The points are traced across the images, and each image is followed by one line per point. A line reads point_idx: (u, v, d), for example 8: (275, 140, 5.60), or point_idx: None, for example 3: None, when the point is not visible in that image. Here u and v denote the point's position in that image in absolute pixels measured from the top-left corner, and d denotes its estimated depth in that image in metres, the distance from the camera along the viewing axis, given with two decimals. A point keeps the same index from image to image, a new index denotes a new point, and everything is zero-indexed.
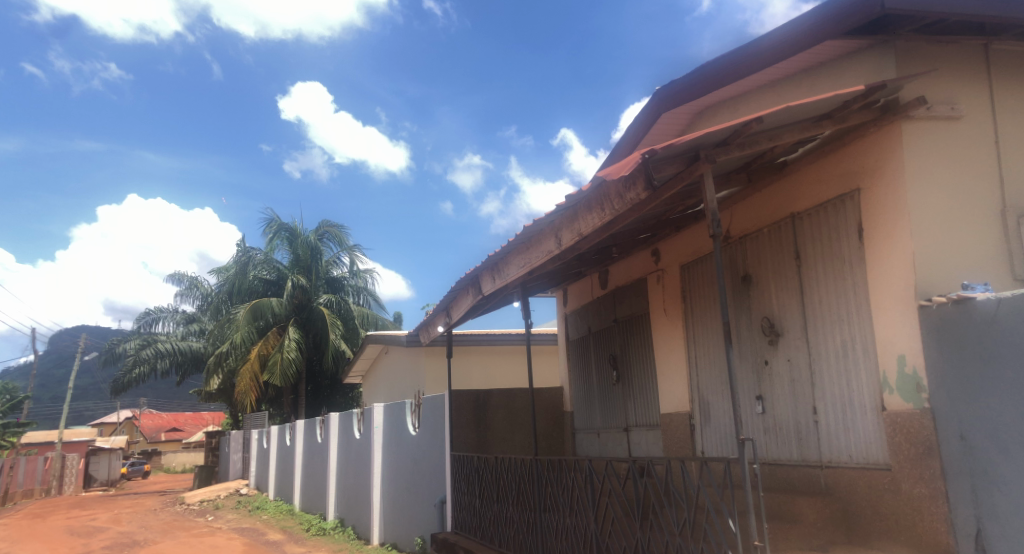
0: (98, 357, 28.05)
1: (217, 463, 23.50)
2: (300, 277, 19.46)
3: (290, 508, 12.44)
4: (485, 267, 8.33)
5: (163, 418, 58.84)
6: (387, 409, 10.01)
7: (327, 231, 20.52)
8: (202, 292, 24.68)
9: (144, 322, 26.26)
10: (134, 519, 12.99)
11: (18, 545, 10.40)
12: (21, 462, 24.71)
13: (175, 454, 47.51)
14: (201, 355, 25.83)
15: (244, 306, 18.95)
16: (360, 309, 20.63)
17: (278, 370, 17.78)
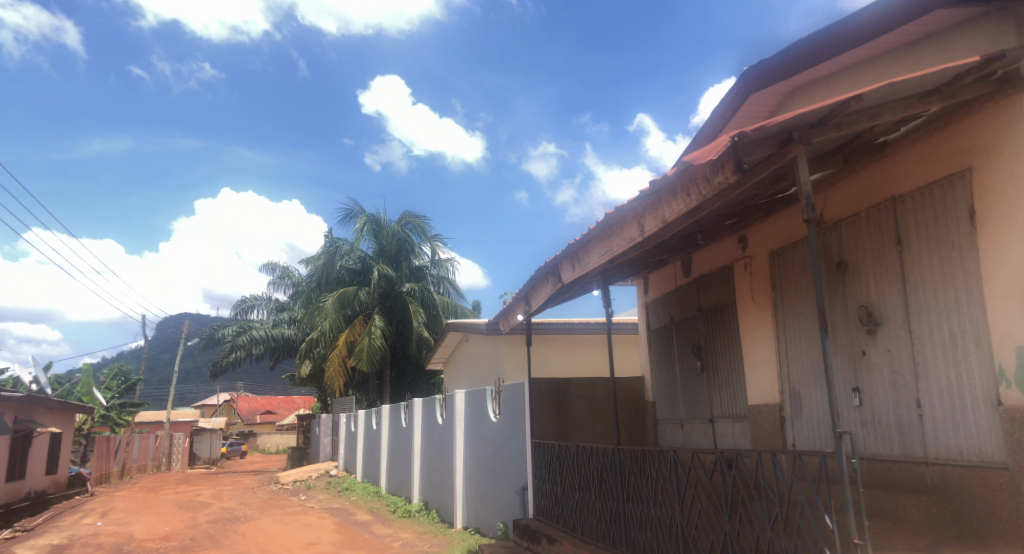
0: (199, 342, 29.66)
1: (307, 445, 24.57)
2: (385, 266, 19.98)
3: (376, 490, 12.85)
4: (565, 255, 8.28)
5: (257, 401, 61.99)
6: (468, 396, 10.17)
7: (410, 222, 20.95)
8: (293, 281, 25.76)
9: (239, 309, 27.68)
10: (235, 496, 13.77)
11: (133, 515, 11.22)
12: (134, 440, 26.67)
13: (268, 436, 49.97)
14: (292, 342, 26.94)
15: (332, 295, 19.67)
16: (441, 297, 21.03)
17: (365, 355, 18.28)
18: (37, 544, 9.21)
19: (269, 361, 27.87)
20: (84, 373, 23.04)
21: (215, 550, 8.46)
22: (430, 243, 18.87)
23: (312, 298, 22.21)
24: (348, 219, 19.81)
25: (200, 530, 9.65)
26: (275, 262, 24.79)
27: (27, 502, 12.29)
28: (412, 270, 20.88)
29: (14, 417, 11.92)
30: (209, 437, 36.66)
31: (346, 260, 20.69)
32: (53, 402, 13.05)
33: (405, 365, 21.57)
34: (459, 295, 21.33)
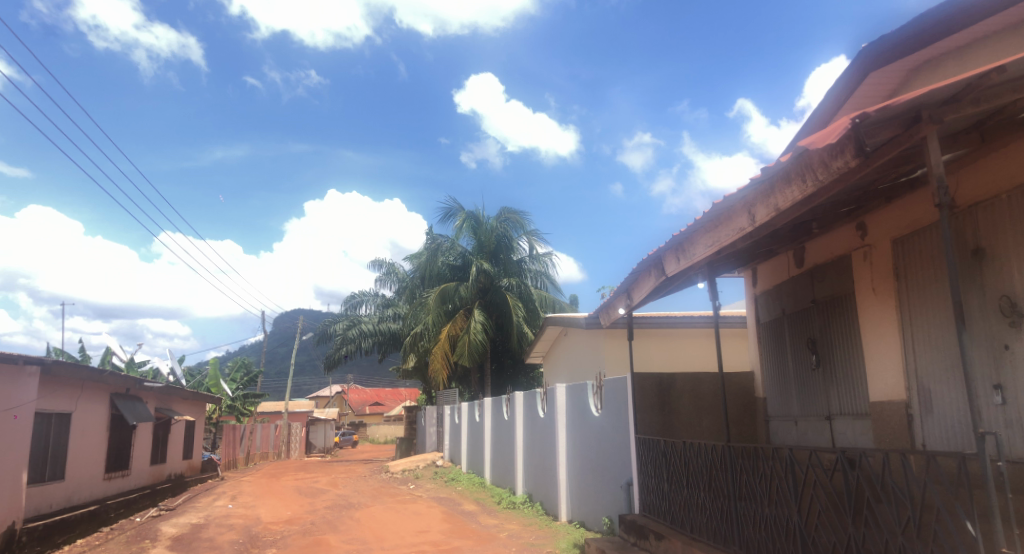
0: (313, 337, 31.25)
1: (414, 436, 25.34)
2: (484, 262, 20.25)
3: (481, 481, 13.09)
4: (669, 246, 8.09)
5: (366, 392, 64.45)
6: (570, 390, 10.16)
7: (508, 217, 21.11)
8: (397, 277, 26.58)
9: (349, 304, 28.86)
10: (349, 483, 14.42)
11: (259, 499, 11.97)
12: (257, 429, 28.47)
13: (376, 426, 51.85)
14: (398, 336, 27.86)
15: (434, 290, 20.20)
16: (538, 292, 21.17)
17: (467, 350, 18.66)
18: (179, 523, 10.02)
19: (377, 355, 28.94)
20: (211, 365, 24.79)
21: (334, 535, 8.91)
22: (527, 238, 18.90)
23: (416, 293, 22.87)
24: (449, 216, 20.19)
25: (319, 515, 10.18)
26: (382, 259, 25.67)
27: (169, 483, 13.39)
28: (511, 265, 20.99)
29: (156, 406, 12.99)
30: (324, 427, 38.52)
31: (447, 256, 21.08)
32: (189, 392, 14.12)
33: (505, 358, 21.90)
34: (558, 289, 21.37)
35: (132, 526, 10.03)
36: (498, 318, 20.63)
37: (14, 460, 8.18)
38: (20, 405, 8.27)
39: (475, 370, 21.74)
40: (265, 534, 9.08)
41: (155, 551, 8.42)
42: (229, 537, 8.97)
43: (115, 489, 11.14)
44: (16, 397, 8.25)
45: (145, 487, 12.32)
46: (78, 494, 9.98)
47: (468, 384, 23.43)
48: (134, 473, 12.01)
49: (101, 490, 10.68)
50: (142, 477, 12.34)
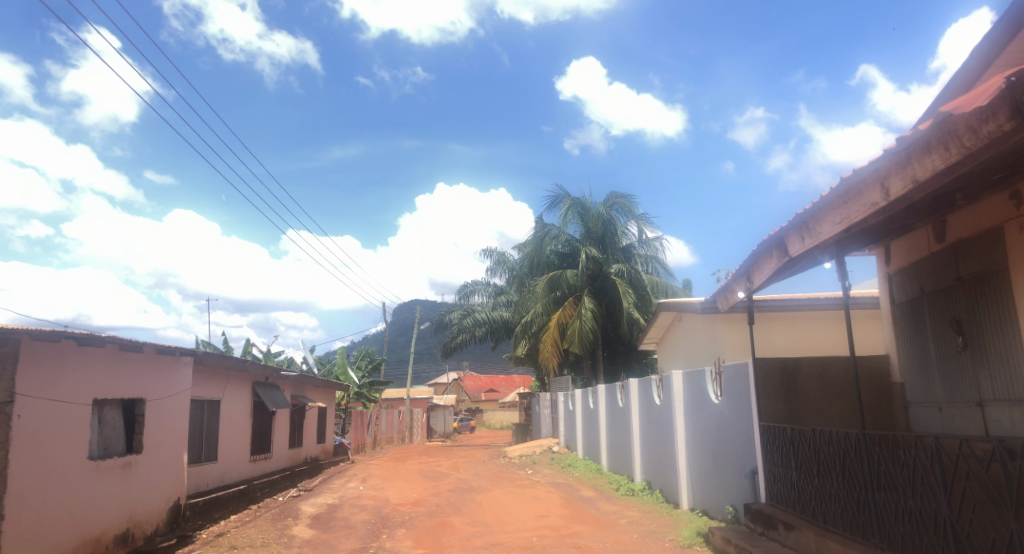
0: (429, 326, 32.37)
1: (529, 422, 25.61)
2: (593, 248, 20.13)
3: (598, 467, 13.07)
4: (793, 226, 7.66)
5: (480, 379, 66.05)
6: (687, 376, 9.93)
7: (616, 202, 20.81)
8: (507, 266, 26.95)
9: (462, 294, 29.57)
10: (470, 468, 14.83)
11: (387, 481, 12.58)
12: (383, 415, 29.87)
13: (494, 412, 52.70)
14: (510, 323, 28.32)
15: (543, 278, 20.33)
16: (650, 277, 20.89)
17: (577, 337, 18.72)
18: (316, 502, 10.72)
19: (491, 342, 29.50)
20: (337, 355, 26.25)
21: (458, 517, 9.28)
22: (635, 224, 18.56)
23: (525, 281, 23.11)
24: (555, 204, 20.16)
25: (443, 497, 10.58)
26: (491, 249, 26.09)
27: (306, 466, 14.33)
28: (619, 251, 20.83)
29: (292, 393, 13.94)
30: (443, 412, 39.81)
31: (555, 244, 21.13)
32: (321, 381, 15.02)
33: (617, 344, 21.85)
34: (671, 273, 20.86)
35: (276, 505, 10.84)
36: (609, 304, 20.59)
37: (175, 442, 9.20)
38: (178, 394, 9.24)
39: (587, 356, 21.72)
40: (394, 515, 9.55)
41: (297, 528, 9.13)
42: (362, 517, 9.55)
43: (259, 471, 12.07)
44: (175, 385, 9.19)
45: (285, 469, 13.26)
46: (229, 474, 10.92)
47: (581, 370, 23.45)
48: (275, 456, 12.96)
49: (248, 470, 11.60)
50: (282, 460, 13.30)
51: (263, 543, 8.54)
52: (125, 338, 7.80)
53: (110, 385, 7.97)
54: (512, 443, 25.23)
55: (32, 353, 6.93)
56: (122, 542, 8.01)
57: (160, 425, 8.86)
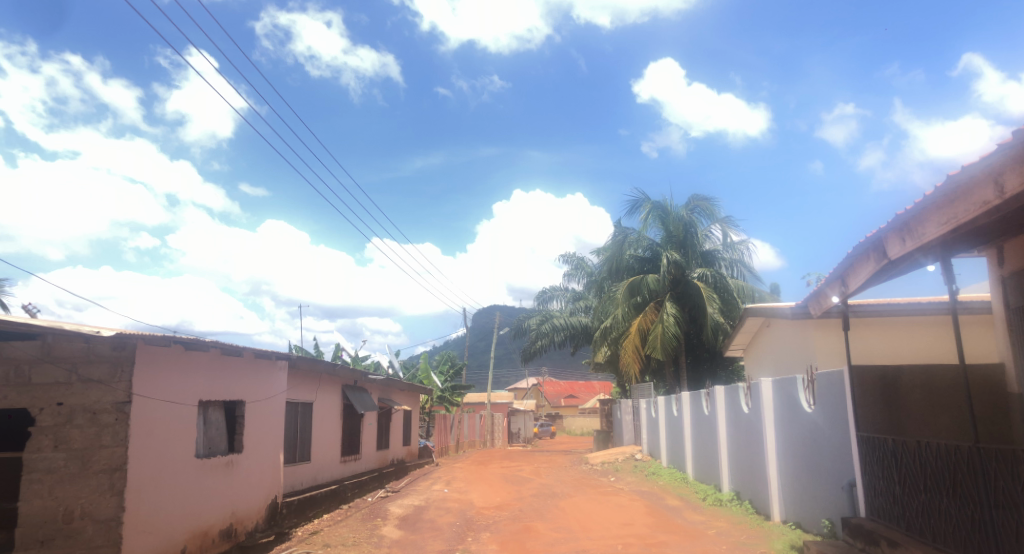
0: (508, 332, 32.59)
1: (610, 428, 25.23)
2: (675, 252, 19.78)
3: (684, 476, 12.80)
4: (893, 226, 7.25)
5: (560, 384, 65.73)
6: (777, 383, 9.59)
7: (698, 205, 20.38)
8: (586, 271, 26.85)
9: (541, 299, 29.65)
10: (552, 473, 14.83)
11: (471, 485, 12.74)
12: (464, 418, 30.27)
13: (575, 417, 51.90)
14: (589, 329, 28.14)
15: (623, 283, 20.14)
16: (735, 281, 20.30)
17: (659, 343, 18.42)
18: (404, 504, 10.97)
19: (570, 348, 29.45)
20: (420, 359, 26.85)
21: (541, 523, 9.30)
22: (719, 227, 18.10)
23: (605, 286, 22.96)
24: (636, 208, 19.95)
25: (526, 502, 10.63)
26: (571, 253, 26.03)
27: (393, 468, 14.71)
28: (702, 255, 20.38)
29: (380, 397, 14.35)
30: (524, 417, 40.19)
31: (635, 248, 20.89)
32: (406, 384, 15.39)
33: (701, 350, 21.47)
34: (758, 277, 20.21)
35: (366, 505, 11.17)
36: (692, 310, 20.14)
37: (272, 442, 9.64)
38: (274, 396, 9.70)
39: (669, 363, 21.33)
40: (479, 519, 9.67)
41: (386, 528, 9.39)
42: (447, 519, 9.72)
43: (350, 471, 12.48)
44: (270, 388, 9.64)
45: (373, 470, 13.66)
46: (321, 474, 11.35)
47: (663, 376, 23.04)
48: (364, 457, 13.37)
49: (339, 471, 12.01)
50: (371, 461, 13.69)
51: (354, 542, 8.82)
52: (227, 343, 8.23)
53: (213, 388, 8.43)
54: (592, 449, 24.97)
55: (145, 356, 7.45)
56: (226, 536, 8.47)
57: (258, 425, 9.31)
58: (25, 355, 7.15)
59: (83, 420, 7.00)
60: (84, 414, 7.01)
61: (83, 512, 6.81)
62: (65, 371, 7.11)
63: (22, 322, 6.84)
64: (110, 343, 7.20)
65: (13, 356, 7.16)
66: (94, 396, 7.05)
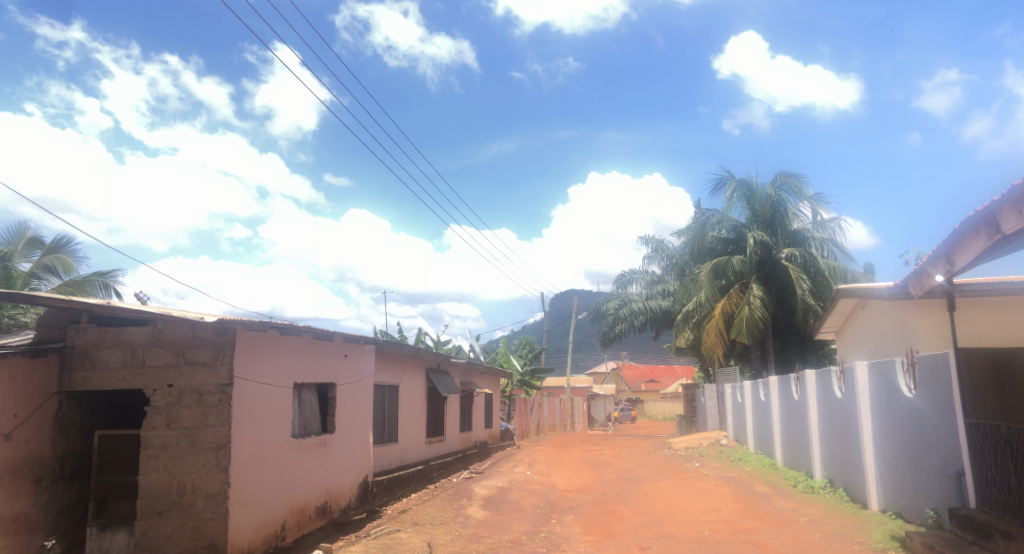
0: (586, 316, 32.42)
1: (694, 413, 24.56)
2: (761, 233, 19.14)
3: (772, 462, 12.46)
4: (1007, 199, 6.72)
5: (640, 369, 64.84)
6: (874, 367, 9.14)
7: (785, 182, 19.57)
8: (666, 253, 26.32)
9: (620, 283, 29.29)
10: (634, 457, 14.73)
11: (553, 468, 12.81)
12: (544, 402, 30.43)
13: (654, 402, 50.79)
14: (670, 313, 27.63)
15: (706, 265, 19.68)
16: (826, 261, 19.44)
17: (745, 327, 17.92)
18: (488, 485, 11.16)
19: (651, 332, 29.02)
20: (499, 343, 27.13)
21: (625, 507, 9.27)
22: (808, 205, 17.31)
23: (687, 268, 22.48)
24: (719, 187, 19.40)
25: (609, 486, 10.61)
26: (650, 235, 25.56)
27: (475, 449, 15.01)
28: (789, 235, 19.75)
29: (462, 380, 14.61)
30: (604, 400, 39.97)
31: (718, 229, 20.34)
32: (487, 368, 15.60)
33: (790, 334, 20.93)
34: (851, 257, 19.25)
35: (451, 485, 11.44)
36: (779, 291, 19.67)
37: (362, 424, 10.00)
38: (362, 379, 10.04)
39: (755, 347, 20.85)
40: (562, 501, 9.73)
41: (471, 508, 9.61)
42: (531, 501, 9.84)
43: (435, 452, 12.81)
44: (358, 371, 9.98)
45: (457, 452, 13.98)
46: (408, 454, 11.70)
47: (749, 360, 22.50)
48: (449, 439, 13.69)
49: (425, 451, 12.35)
50: (454, 443, 13.99)
51: (441, 521, 9.07)
52: (318, 328, 8.55)
53: (306, 371, 8.80)
54: (675, 434, 24.54)
55: (246, 341, 7.83)
56: (321, 512, 8.87)
57: (348, 407, 9.67)
58: (139, 339, 7.66)
59: (191, 401, 7.44)
60: (191, 395, 7.44)
61: (193, 486, 7.24)
62: (173, 355, 7.58)
63: (135, 309, 7.34)
64: (212, 328, 7.57)
65: (128, 340, 7.68)
66: (199, 378, 7.46)
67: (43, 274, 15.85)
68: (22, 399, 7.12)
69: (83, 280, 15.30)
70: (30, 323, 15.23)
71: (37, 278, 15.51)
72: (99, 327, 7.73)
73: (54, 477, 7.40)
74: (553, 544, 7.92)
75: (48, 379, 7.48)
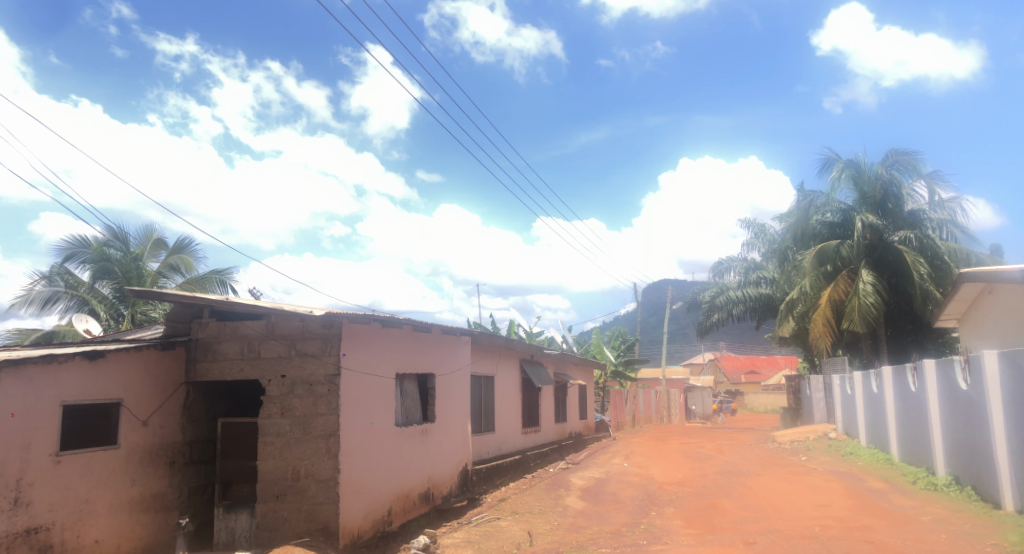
0: (682, 306, 31.72)
1: (799, 405, 23.53)
2: (871, 215, 18.08)
3: (887, 457, 11.79)
4: None
5: (738, 360, 62.62)
6: (1004, 356, 8.45)
7: (898, 160, 18.35)
8: (767, 239, 25.37)
9: (717, 271, 28.49)
10: (736, 451, 14.31)
11: (651, 460, 12.65)
12: (638, 394, 30.01)
13: (753, 394, 48.90)
14: (772, 302, 26.61)
15: (810, 251, 18.86)
16: (946, 244, 18.16)
17: (857, 316, 17.06)
18: (585, 476, 11.16)
19: (751, 321, 28.06)
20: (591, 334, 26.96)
21: (728, 501, 9.03)
22: (924, 184, 16.20)
23: (790, 255, 21.61)
24: (824, 169, 18.49)
25: (710, 479, 10.37)
26: (750, 221, 24.68)
27: (571, 440, 15.04)
28: (901, 218, 18.63)
29: (556, 371, 14.65)
30: (702, 392, 38.88)
31: (823, 213, 19.42)
32: (580, 359, 15.54)
33: (906, 321, 19.81)
34: (975, 239, 17.76)
35: (548, 476, 11.52)
36: (893, 277, 18.65)
37: (460, 414, 10.22)
38: (458, 369, 10.26)
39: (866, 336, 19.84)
40: (662, 494, 9.59)
41: (569, 499, 9.66)
42: (629, 493, 9.78)
43: (531, 442, 12.93)
44: (455, 362, 10.20)
45: (553, 443, 14.06)
46: (506, 444, 11.86)
47: (859, 350, 21.45)
48: (545, 429, 13.78)
49: (521, 442, 12.49)
50: (550, 434, 14.08)
51: (541, 511, 9.15)
52: (417, 320, 8.77)
53: (407, 361, 9.09)
54: (779, 427, 23.65)
55: (353, 333, 8.15)
56: (424, 499, 9.14)
57: (447, 397, 9.92)
58: (254, 332, 8.11)
59: (303, 391, 7.80)
60: (303, 385, 7.81)
61: (307, 471, 7.61)
62: (286, 347, 7.98)
63: (251, 304, 7.77)
64: (320, 322, 7.92)
65: (245, 333, 8.16)
66: (309, 369, 7.82)
67: (168, 273, 17.10)
68: (155, 388, 7.76)
69: (203, 278, 16.39)
70: (160, 318, 16.48)
71: (163, 277, 16.81)
72: (219, 322, 8.25)
73: (185, 460, 8.01)
74: (653, 536, 7.81)
75: (176, 370, 8.07)
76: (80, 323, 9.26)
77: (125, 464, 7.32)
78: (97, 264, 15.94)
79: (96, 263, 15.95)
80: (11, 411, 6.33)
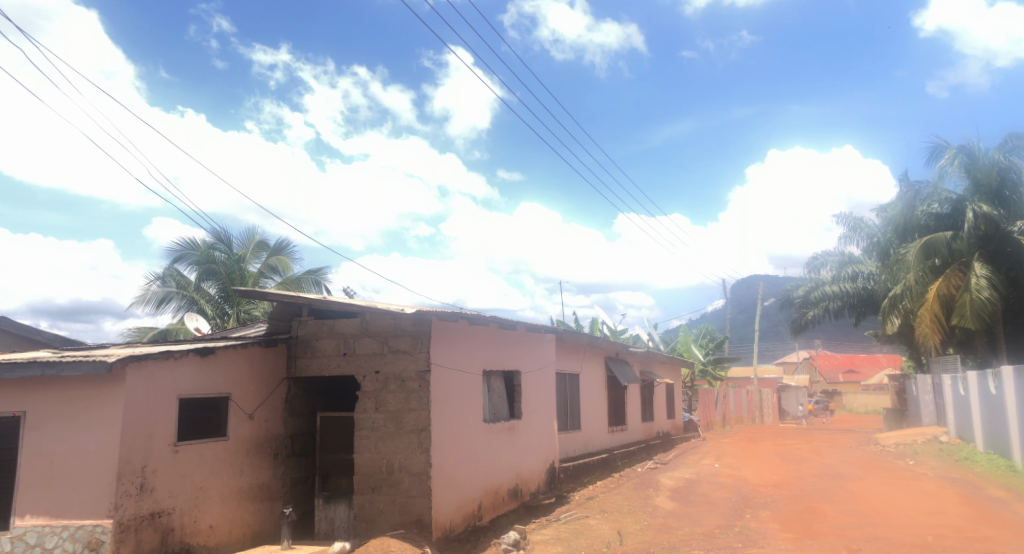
0: (776, 301, 30.56)
1: (904, 406, 22.24)
2: (984, 204, 16.85)
3: (1007, 464, 10.96)
4: None
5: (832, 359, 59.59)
6: None
7: (1017, 144, 16.98)
8: (866, 232, 24.11)
9: (812, 266, 27.31)
10: (836, 453, 13.68)
11: (744, 461, 12.28)
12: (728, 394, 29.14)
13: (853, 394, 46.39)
14: (873, 297, 25.27)
15: (914, 244, 17.86)
16: None
17: (969, 312, 16.01)
18: (675, 476, 10.95)
19: (851, 317, 26.74)
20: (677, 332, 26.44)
21: (829, 505, 8.66)
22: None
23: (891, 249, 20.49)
24: (932, 156, 17.34)
25: (808, 482, 9.97)
26: (846, 214, 23.51)
27: (659, 440, 14.81)
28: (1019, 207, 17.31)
29: (642, 369, 14.44)
30: (796, 392, 37.24)
31: (930, 203, 18.36)
32: (668, 357, 15.25)
33: None
34: None
35: (636, 475, 11.38)
36: (1013, 270, 17.43)
37: (547, 411, 10.24)
38: (544, 367, 10.28)
39: (981, 333, 18.50)
40: (756, 497, 9.30)
41: (659, 499, 9.51)
42: (722, 494, 9.52)
43: (618, 441, 12.82)
44: (540, 359, 10.23)
45: (640, 442, 13.88)
46: (592, 443, 11.82)
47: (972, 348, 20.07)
48: (632, 428, 13.62)
49: (608, 440, 12.40)
50: (637, 433, 13.90)
51: (630, 510, 9.04)
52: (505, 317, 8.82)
53: (494, 357, 9.17)
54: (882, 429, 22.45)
55: (443, 329, 8.29)
56: (513, 495, 9.22)
57: (533, 394, 9.96)
58: (349, 329, 8.38)
59: (396, 386, 8.00)
60: (396, 381, 8.01)
61: (400, 464, 7.80)
62: (379, 343, 8.20)
63: (347, 303, 8.02)
64: (411, 319, 8.09)
65: (341, 331, 8.44)
66: (402, 365, 8.01)
67: (268, 273, 17.92)
68: (260, 383, 8.16)
69: (299, 278, 17.09)
70: (261, 316, 17.32)
71: (264, 278, 17.64)
72: (317, 320, 8.58)
73: (287, 452, 8.40)
74: (749, 539, 7.57)
75: (279, 366, 8.46)
76: (192, 321, 9.87)
77: (234, 454, 7.73)
78: (204, 266, 16.82)
79: (202, 264, 16.84)
80: (137, 402, 6.78)
